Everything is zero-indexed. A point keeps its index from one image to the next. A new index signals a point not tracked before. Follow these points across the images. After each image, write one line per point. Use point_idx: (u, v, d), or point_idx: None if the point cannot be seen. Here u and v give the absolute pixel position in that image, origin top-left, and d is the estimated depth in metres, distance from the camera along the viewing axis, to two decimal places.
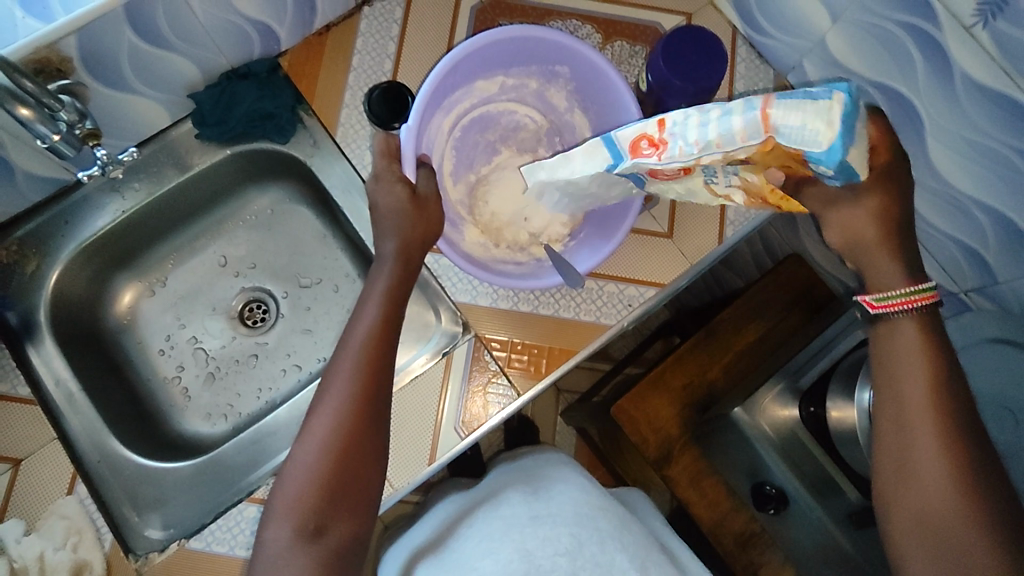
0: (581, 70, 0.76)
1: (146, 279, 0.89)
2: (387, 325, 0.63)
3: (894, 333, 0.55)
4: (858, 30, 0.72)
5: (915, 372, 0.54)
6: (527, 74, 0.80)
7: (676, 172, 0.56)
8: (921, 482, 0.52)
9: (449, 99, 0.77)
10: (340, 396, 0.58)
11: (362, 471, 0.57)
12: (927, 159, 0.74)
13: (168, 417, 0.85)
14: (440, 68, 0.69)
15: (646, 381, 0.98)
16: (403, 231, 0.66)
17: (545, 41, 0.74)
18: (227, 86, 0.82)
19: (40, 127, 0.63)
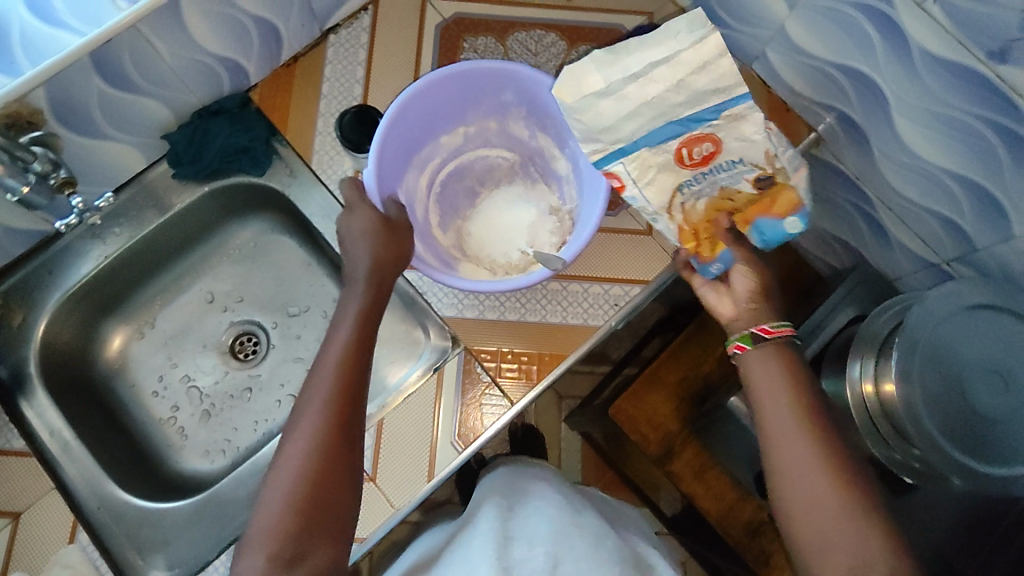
0: (525, 93, 0.76)
1: (135, 322, 0.89)
2: (360, 348, 0.64)
3: (761, 358, 0.65)
4: (814, 15, 0.73)
5: (774, 389, 0.63)
6: (484, 117, 0.81)
7: (707, 147, 0.59)
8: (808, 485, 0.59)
9: (418, 157, 0.80)
10: (315, 423, 0.59)
11: (337, 491, 0.58)
12: (896, 134, 0.75)
13: (166, 459, 0.85)
14: (387, 119, 0.70)
15: (642, 380, 0.98)
16: (376, 251, 0.67)
17: (482, 73, 0.74)
18: (199, 124, 0.82)
19: (8, 179, 0.67)
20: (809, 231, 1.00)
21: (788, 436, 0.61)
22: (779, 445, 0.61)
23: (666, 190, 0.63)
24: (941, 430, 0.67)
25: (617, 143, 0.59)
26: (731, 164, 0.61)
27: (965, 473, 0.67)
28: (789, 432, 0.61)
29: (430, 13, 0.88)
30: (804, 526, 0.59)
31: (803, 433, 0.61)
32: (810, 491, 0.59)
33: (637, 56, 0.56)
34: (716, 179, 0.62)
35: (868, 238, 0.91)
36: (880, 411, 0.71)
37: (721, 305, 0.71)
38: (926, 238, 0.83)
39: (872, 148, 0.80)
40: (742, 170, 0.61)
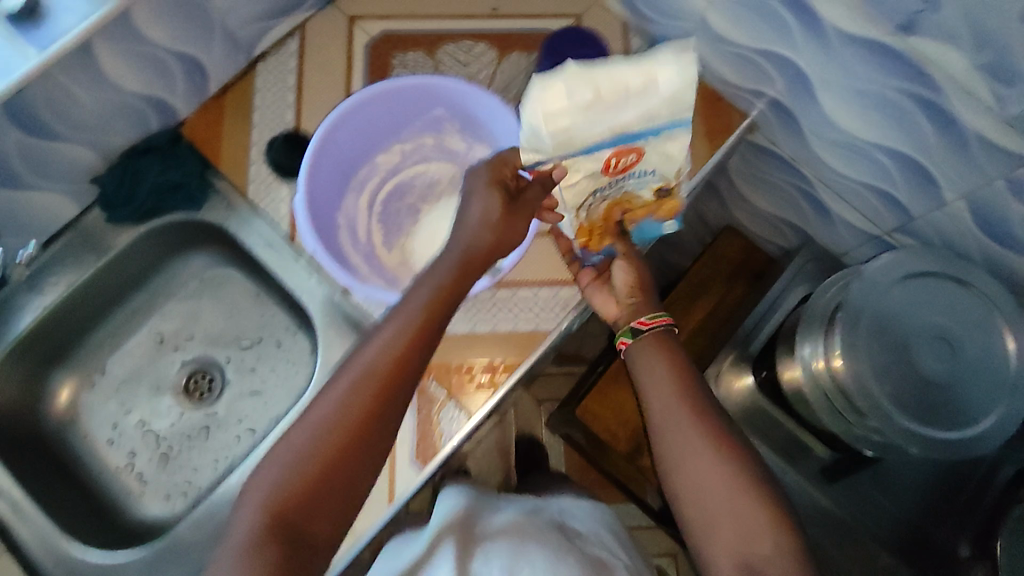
0: (455, 106, 0.76)
1: (84, 370, 0.87)
2: (419, 344, 0.61)
3: (646, 358, 0.68)
4: (731, 3, 0.74)
5: (659, 383, 0.67)
6: (419, 134, 0.81)
7: (631, 159, 0.56)
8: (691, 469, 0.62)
9: (355, 177, 0.79)
10: (348, 397, 0.59)
11: (348, 478, 0.58)
12: (823, 112, 0.76)
13: (124, 509, 0.82)
14: (315, 142, 0.70)
15: (607, 377, 0.98)
16: (467, 230, 0.65)
17: (410, 89, 0.74)
18: (129, 164, 0.80)
19: None
20: (756, 216, 1.01)
21: (675, 424, 0.64)
22: (664, 433, 0.65)
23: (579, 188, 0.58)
24: (892, 401, 0.67)
25: (559, 150, 0.52)
26: (642, 173, 0.59)
27: (917, 442, 0.68)
28: (674, 417, 0.65)
29: (359, 33, 0.88)
30: (690, 511, 0.62)
31: (688, 427, 0.64)
32: (694, 474, 0.62)
33: (613, 78, 0.49)
34: (624, 184, 0.60)
35: (811, 218, 0.92)
36: (832, 386, 0.71)
37: (605, 305, 0.74)
38: (865, 212, 0.84)
39: (804, 129, 0.81)
40: (651, 178, 0.60)
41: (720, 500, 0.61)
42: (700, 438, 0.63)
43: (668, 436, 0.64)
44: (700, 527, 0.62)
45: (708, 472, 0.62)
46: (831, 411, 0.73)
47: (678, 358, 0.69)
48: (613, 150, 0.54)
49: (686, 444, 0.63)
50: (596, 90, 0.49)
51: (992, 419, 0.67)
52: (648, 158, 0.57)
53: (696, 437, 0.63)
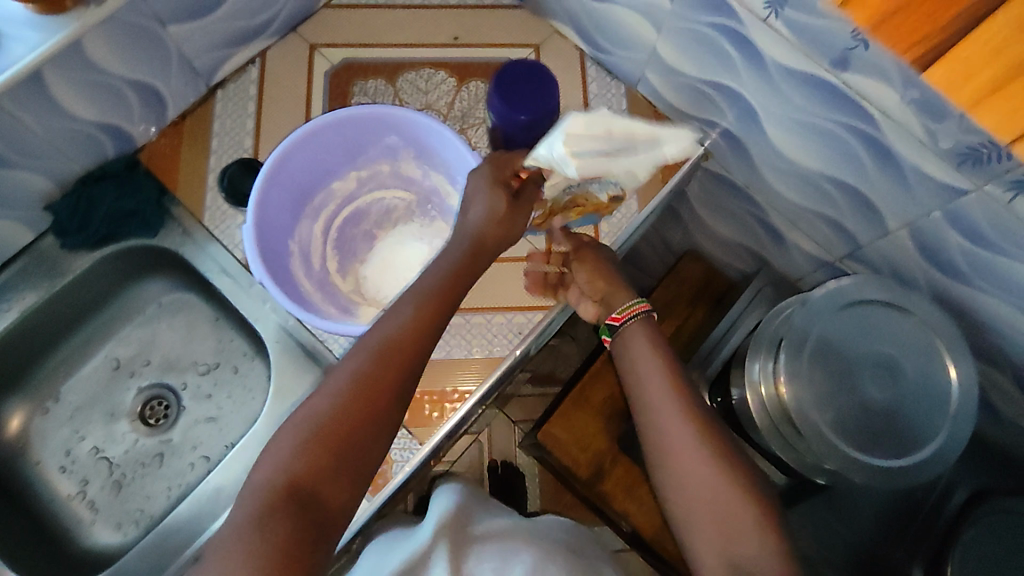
0: (408, 135, 0.76)
1: (39, 397, 0.86)
2: (433, 316, 0.63)
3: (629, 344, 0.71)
4: (679, 36, 0.76)
5: (649, 369, 0.68)
6: (375, 160, 0.81)
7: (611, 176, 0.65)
8: (678, 454, 0.64)
9: (310, 205, 0.80)
10: (367, 361, 0.60)
11: (365, 446, 0.58)
12: (770, 142, 0.78)
13: (74, 538, 0.81)
14: (264, 172, 0.70)
15: (568, 401, 0.97)
16: (469, 218, 0.67)
17: (361, 119, 0.74)
18: (82, 191, 0.80)
19: None
20: (716, 241, 1.02)
21: (663, 409, 0.66)
22: (653, 419, 0.66)
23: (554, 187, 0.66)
24: (835, 427, 0.69)
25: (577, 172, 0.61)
26: (605, 182, 0.68)
27: (861, 469, 0.68)
28: (661, 403, 0.66)
29: (319, 61, 0.89)
30: (679, 501, 0.63)
31: (675, 412, 0.65)
32: (681, 458, 0.63)
33: (622, 124, 0.60)
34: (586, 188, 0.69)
35: (767, 244, 0.93)
36: (779, 412, 0.71)
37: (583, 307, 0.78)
38: (817, 239, 0.85)
39: (754, 158, 0.82)
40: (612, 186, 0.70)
41: (705, 484, 0.62)
42: (684, 422, 0.65)
43: (655, 422, 0.66)
44: (688, 514, 0.62)
45: (692, 455, 0.63)
46: (783, 442, 0.73)
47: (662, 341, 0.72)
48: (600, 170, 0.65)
49: (670, 428, 0.65)
50: (608, 129, 0.60)
51: (937, 443, 0.68)
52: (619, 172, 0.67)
53: (681, 421, 0.65)
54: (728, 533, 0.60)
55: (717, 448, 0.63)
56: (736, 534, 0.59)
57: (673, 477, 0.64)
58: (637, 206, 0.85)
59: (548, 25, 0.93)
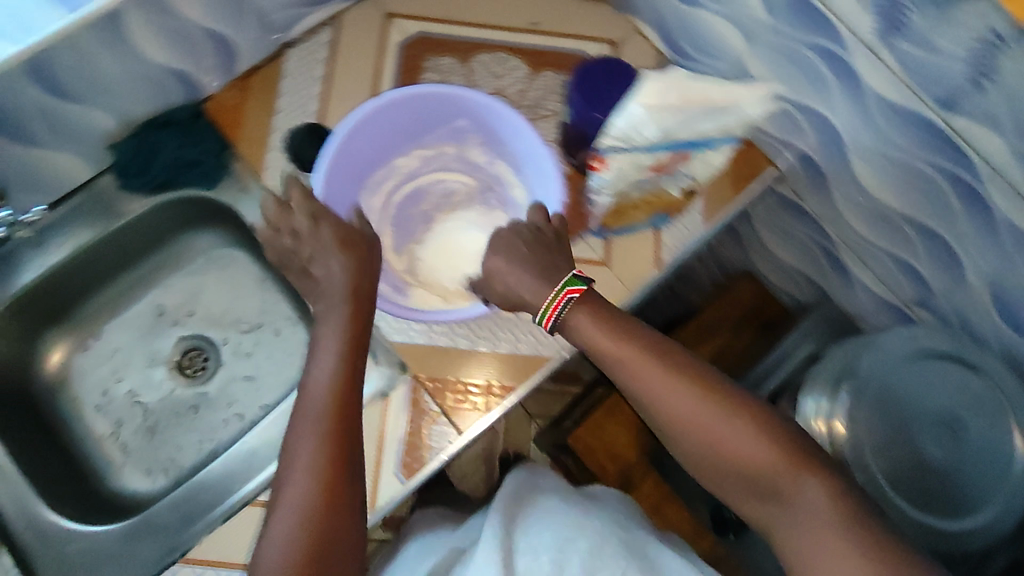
0: (479, 120, 0.76)
1: (79, 334, 0.87)
2: (348, 365, 0.66)
3: (574, 325, 0.64)
4: (771, 51, 0.73)
5: (602, 342, 0.62)
6: (441, 142, 0.81)
7: (676, 159, 0.67)
8: (701, 434, 0.57)
9: (372, 177, 0.80)
10: (314, 435, 0.62)
11: (347, 515, 0.60)
12: (852, 175, 0.76)
13: (104, 477, 0.83)
14: (337, 139, 0.70)
15: (603, 410, 0.99)
16: (352, 278, 0.70)
17: (434, 97, 0.74)
18: (147, 136, 0.79)
19: None
20: (773, 262, 0.99)
21: (657, 385, 0.59)
22: (650, 398, 0.59)
23: (626, 172, 0.66)
24: (886, 477, 0.68)
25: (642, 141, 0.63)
26: (677, 176, 0.71)
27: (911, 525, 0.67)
28: (651, 377, 0.59)
29: (395, 32, 0.87)
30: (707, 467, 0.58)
31: (650, 374, 0.59)
32: (706, 433, 0.57)
33: (689, 90, 0.62)
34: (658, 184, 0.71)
35: (830, 276, 0.92)
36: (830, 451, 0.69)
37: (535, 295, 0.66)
38: (885, 278, 0.83)
39: (831, 189, 0.80)
40: (683, 179, 0.71)
41: (739, 454, 0.57)
42: (684, 393, 0.58)
43: (656, 400, 0.59)
44: (740, 494, 0.58)
45: (716, 427, 0.57)
46: None
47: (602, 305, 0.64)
48: (670, 152, 0.65)
49: (675, 407, 0.58)
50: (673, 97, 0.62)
51: (987, 514, 0.67)
52: (688, 162, 0.69)
53: (685, 393, 0.58)
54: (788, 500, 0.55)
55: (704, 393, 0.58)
56: (795, 497, 0.55)
57: (706, 461, 0.58)
58: (702, 220, 0.81)
59: (631, 20, 0.90)
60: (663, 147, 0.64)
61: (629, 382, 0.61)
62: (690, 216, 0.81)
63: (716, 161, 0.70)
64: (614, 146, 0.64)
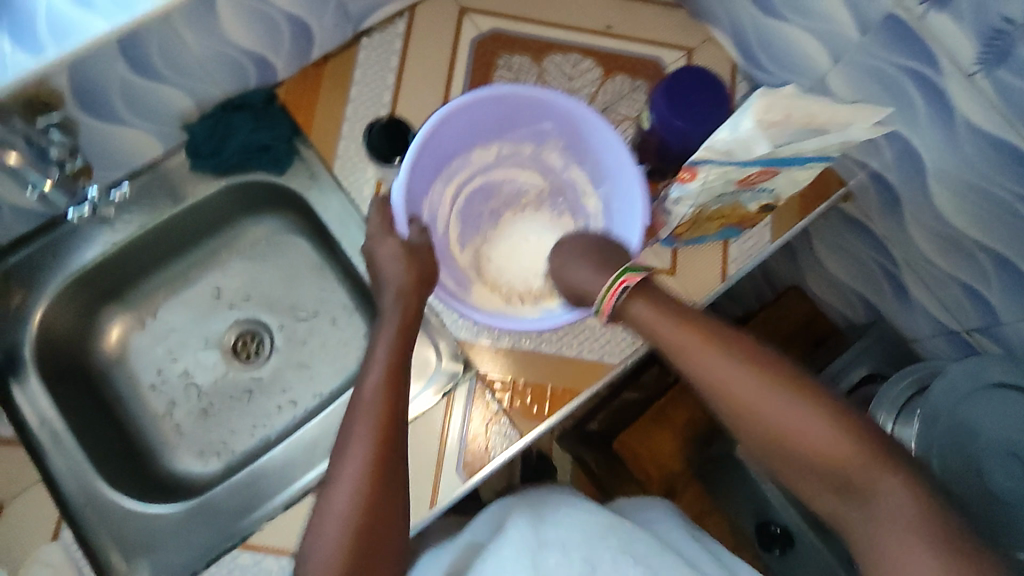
0: (564, 124, 0.76)
1: (137, 312, 0.87)
2: (392, 382, 0.65)
3: (628, 308, 0.62)
4: (858, 70, 0.72)
5: (658, 322, 0.59)
6: (519, 140, 0.80)
7: (765, 174, 0.66)
8: (766, 422, 0.53)
9: (447, 167, 0.79)
10: (356, 456, 0.60)
11: (387, 527, 0.59)
12: (929, 200, 0.76)
13: (157, 456, 0.83)
14: (426, 130, 0.70)
15: (648, 418, 1.04)
16: (406, 291, 0.69)
17: (523, 98, 0.74)
18: (222, 117, 0.79)
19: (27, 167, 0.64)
20: (828, 280, 1.00)
21: (717, 369, 0.55)
22: (710, 384, 0.56)
23: (712, 187, 0.67)
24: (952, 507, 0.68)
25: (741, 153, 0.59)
26: (759, 190, 0.70)
27: None
28: (709, 361, 0.56)
29: (467, 26, 0.86)
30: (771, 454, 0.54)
31: (710, 355, 0.56)
32: (770, 419, 0.53)
33: (803, 109, 0.57)
34: (738, 197, 0.71)
35: (889, 298, 0.91)
36: None
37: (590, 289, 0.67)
38: (948, 304, 0.83)
39: (903, 211, 0.80)
40: (764, 196, 0.71)
41: (808, 442, 0.52)
42: (747, 377, 0.54)
43: (715, 385, 0.55)
44: (810, 485, 0.53)
45: (782, 413, 0.53)
46: None
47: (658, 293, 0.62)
48: (760, 168, 0.63)
49: (735, 392, 0.54)
50: (787, 113, 0.57)
51: None
52: (775, 179, 0.68)
53: (748, 377, 0.54)
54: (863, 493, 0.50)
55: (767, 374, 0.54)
56: (871, 491, 0.50)
57: (771, 450, 0.54)
58: (769, 236, 0.82)
59: (704, 30, 0.89)
60: (758, 162, 0.61)
61: (687, 366, 0.57)
62: (759, 232, 0.82)
63: (802, 178, 0.69)
64: (712, 160, 0.59)
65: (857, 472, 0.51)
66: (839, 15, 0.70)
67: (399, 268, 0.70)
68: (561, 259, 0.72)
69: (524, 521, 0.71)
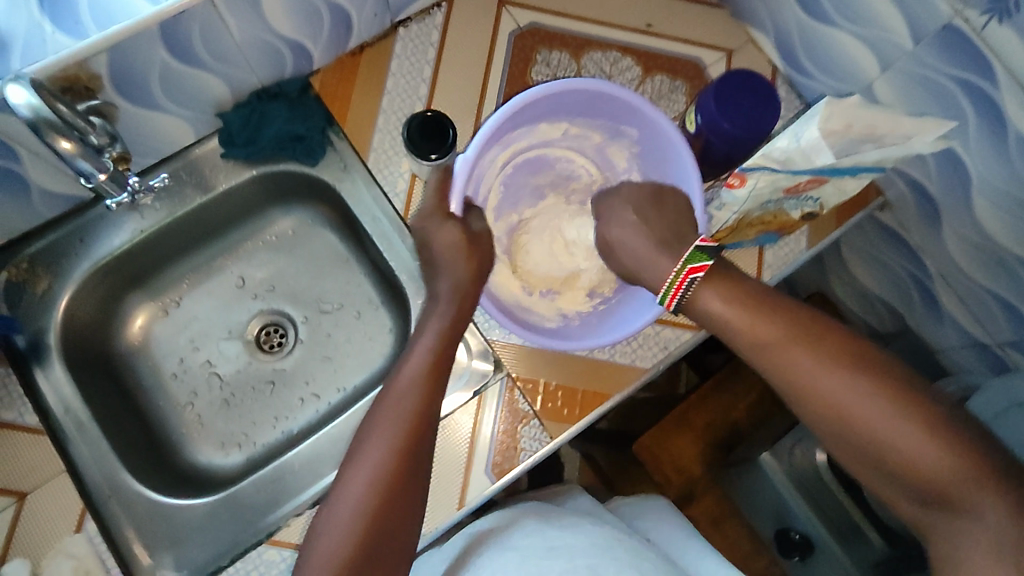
0: (646, 134, 0.75)
1: (160, 299, 0.86)
2: (431, 378, 0.64)
3: (697, 299, 0.60)
4: (907, 79, 0.71)
5: (734, 315, 0.57)
6: (592, 127, 0.79)
7: (814, 183, 0.66)
8: (850, 424, 0.50)
9: (508, 136, 0.77)
10: (381, 448, 0.59)
11: (405, 516, 0.58)
12: (970, 209, 0.73)
13: (179, 447, 0.82)
14: (506, 111, 0.68)
15: (669, 421, 1.02)
16: (463, 288, 0.70)
17: (618, 99, 0.71)
18: (257, 105, 0.78)
19: (80, 163, 0.57)
20: (856, 289, 0.98)
21: (797, 364, 0.53)
22: (790, 379, 0.53)
23: (760, 192, 0.67)
24: None
25: (793, 164, 0.63)
26: (804, 198, 0.70)
27: None
28: (788, 355, 0.53)
29: (506, 21, 0.84)
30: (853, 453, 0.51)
31: (789, 350, 0.54)
32: (852, 417, 0.50)
33: (863, 119, 0.62)
34: (782, 205, 0.71)
35: (918, 309, 0.89)
36: None
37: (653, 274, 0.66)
38: (980, 315, 0.80)
39: (943, 224, 0.78)
40: (807, 203, 0.71)
41: (893, 443, 0.49)
42: (830, 375, 0.52)
43: (791, 378, 0.53)
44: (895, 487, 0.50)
45: (866, 416, 0.50)
46: None
47: (735, 282, 0.59)
48: (811, 176, 0.64)
49: (816, 389, 0.52)
50: (848, 123, 0.61)
51: None
52: (822, 187, 0.68)
53: (831, 375, 0.52)
54: (954, 507, 0.47)
55: (851, 369, 0.51)
56: (962, 506, 0.47)
57: (855, 453, 0.51)
58: (806, 243, 0.81)
59: (745, 31, 0.87)
60: (811, 172, 0.63)
61: (763, 360, 0.55)
62: (795, 238, 0.81)
63: (849, 188, 0.68)
64: (768, 166, 0.63)
65: (947, 483, 0.47)
66: (893, 24, 0.68)
67: (457, 261, 0.70)
68: (623, 228, 0.71)
69: (523, 534, 0.69)
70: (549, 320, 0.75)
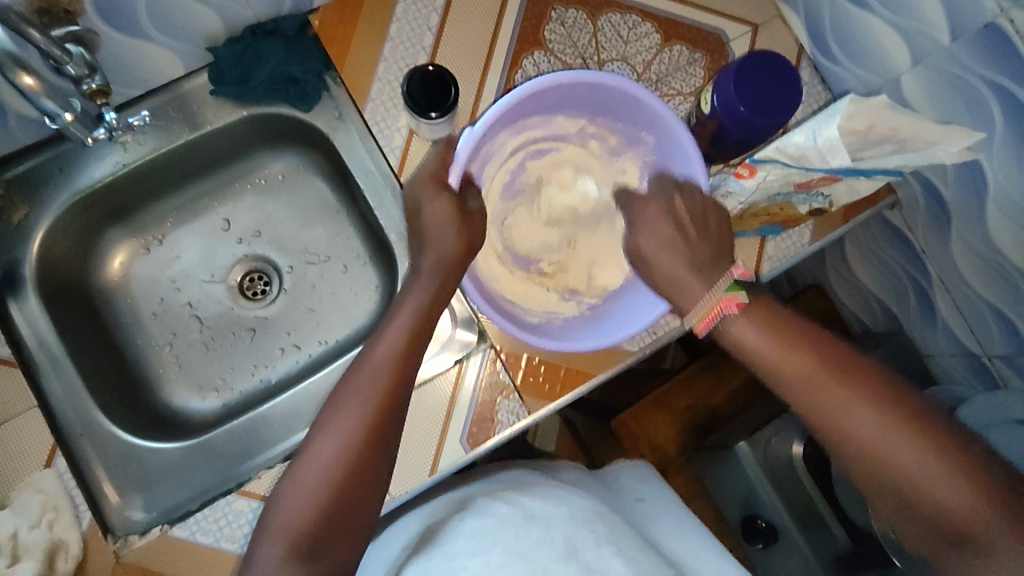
0: (662, 143, 0.73)
1: (142, 236, 0.84)
2: (409, 349, 0.63)
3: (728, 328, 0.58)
4: (938, 77, 0.66)
5: (767, 344, 0.56)
6: (610, 129, 0.78)
7: (825, 181, 0.66)
8: (886, 463, 0.48)
9: (523, 122, 0.76)
10: (354, 416, 0.59)
11: (357, 505, 0.57)
12: (982, 217, 0.70)
13: (154, 387, 0.81)
14: (524, 91, 0.68)
15: (647, 401, 1.02)
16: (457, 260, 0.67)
17: (639, 104, 0.70)
18: (251, 42, 0.74)
19: (46, 102, 0.56)
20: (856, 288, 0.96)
21: (829, 400, 0.51)
22: (830, 412, 0.51)
23: (772, 183, 0.66)
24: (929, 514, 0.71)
25: (814, 159, 0.63)
26: (814, 194, 0.68)
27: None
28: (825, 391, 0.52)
29: None
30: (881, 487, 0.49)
31: (832, 387, 0.52)
32: (882, 449, 0.49)
33: (887, 121, 0.62)
34: (790, 199, 0.69)
35: (913, 313, 0.87)
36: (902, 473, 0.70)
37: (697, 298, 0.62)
38: (974, 327, 0.77)
39: (952, 229, 0.74)
40: (816, 200, 0.69)
41: (930, 487, 0.47)
42: (862, 407, 0.50)
43: (826, 413, 0.52)
44: (921, 528, 0.48)
45: (890, 451, 0.48)
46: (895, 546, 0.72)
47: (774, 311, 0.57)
48: (824, 175, 0.64)
49: (838, 420, 0.51)
50: (871, 123, 0.62)
51: None
52: (835, 185, 0.67)
53: (863, 402, 0.50)
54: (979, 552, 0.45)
55: (887, 401, 0.50)
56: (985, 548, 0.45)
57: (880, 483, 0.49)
58: (809, 237, 0.78)
59: (774, 6, 0.82)
60: (829, 172, 0.63)
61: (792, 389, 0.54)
62: (798, 232, 0.78)
63: (863, 188, 0.68)
64: (780, 160, 0.63)
65: (966, 519, 0.45)
66: (932, 15, 0.63)
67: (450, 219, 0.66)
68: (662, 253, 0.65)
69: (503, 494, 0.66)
70: (533, 313, 0.73)
